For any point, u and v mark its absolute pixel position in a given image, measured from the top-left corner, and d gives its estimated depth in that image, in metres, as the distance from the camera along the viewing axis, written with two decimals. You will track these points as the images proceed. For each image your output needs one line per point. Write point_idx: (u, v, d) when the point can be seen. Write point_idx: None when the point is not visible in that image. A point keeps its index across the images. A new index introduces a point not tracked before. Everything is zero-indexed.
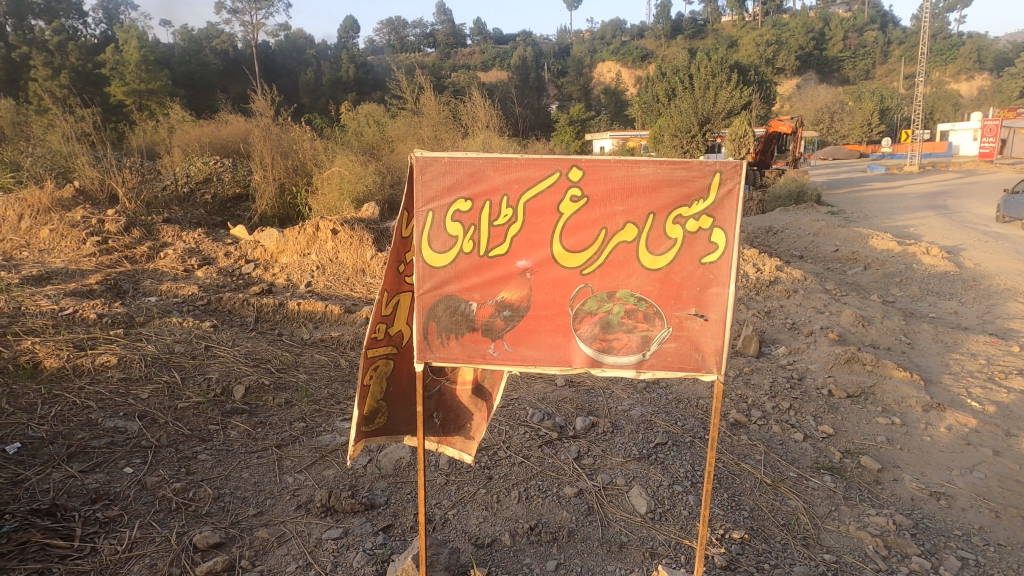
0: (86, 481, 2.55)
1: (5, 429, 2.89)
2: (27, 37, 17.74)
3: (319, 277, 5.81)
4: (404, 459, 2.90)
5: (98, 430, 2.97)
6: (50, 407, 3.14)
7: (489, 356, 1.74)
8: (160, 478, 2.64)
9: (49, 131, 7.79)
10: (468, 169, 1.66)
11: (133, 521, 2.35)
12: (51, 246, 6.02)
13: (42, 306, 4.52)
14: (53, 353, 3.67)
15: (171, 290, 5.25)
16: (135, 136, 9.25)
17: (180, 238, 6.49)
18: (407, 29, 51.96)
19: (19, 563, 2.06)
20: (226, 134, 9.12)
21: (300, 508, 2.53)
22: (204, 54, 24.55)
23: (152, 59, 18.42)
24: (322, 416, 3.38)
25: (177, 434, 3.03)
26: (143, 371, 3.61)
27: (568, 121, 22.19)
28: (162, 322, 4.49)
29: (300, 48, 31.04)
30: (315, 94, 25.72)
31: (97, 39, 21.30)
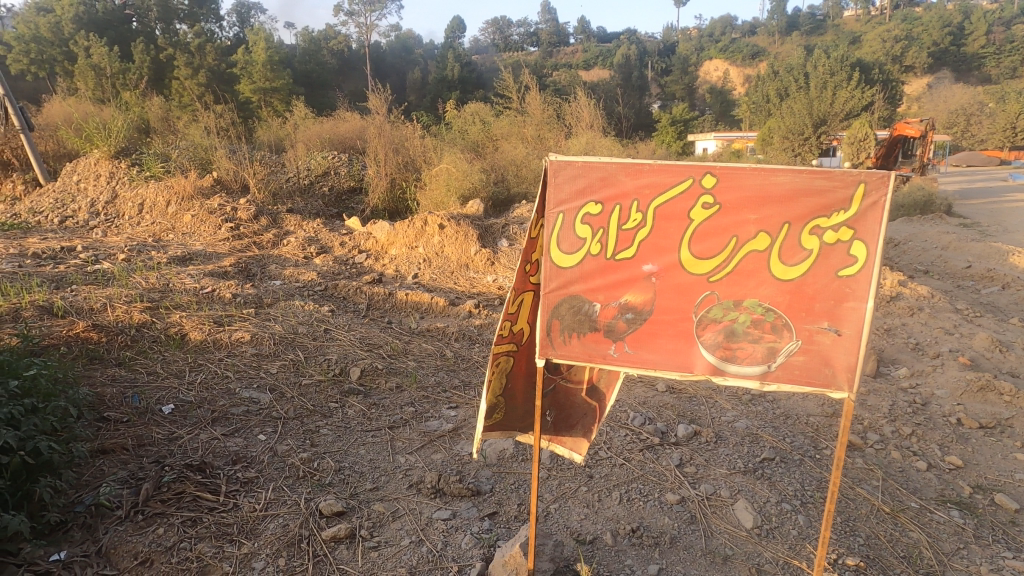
0: (228, 444, 2.85)
1: (160, 391, 3.27)
2: (173, 40, 19.68)
3: (425, 269, 6.06)
4: (508, 450, 3.00)
5: (236, 399, 3.29)
6: (196, 375, 3.53)
7: (609, 357, 1.78)
8: (289, 447, 2.88)
9: (193, 126, 8.61)
10: (600, 173, 1.70)
11: (267, 483, 2.59)
12: (192, 230, 6.70)
13: (187, 284, 5.03)
14: (197, 326, 4.09)
15: (293, 275, 5.67)
16: (263, 131, 10.02)
17: (301, 227, 6.98)
18: (512, 28, 52.61)
19: (176, 509, 2.34)
20: (344, 130, 9.70)
21: (412, 487, 2.69)
22: (322, 54, 26.16)
23: (276, 59, 19.89)
24: (430, 402, 3.55)
25: (302, 408, 3.29)
26: (273, 349, 3.94)
27: (671, 121, 21.67)
28: (286, 305, 4.86)
29: (409, 48, 32.26)
30: (421, 93, 26.81)
31: (230, 41, 23.26)
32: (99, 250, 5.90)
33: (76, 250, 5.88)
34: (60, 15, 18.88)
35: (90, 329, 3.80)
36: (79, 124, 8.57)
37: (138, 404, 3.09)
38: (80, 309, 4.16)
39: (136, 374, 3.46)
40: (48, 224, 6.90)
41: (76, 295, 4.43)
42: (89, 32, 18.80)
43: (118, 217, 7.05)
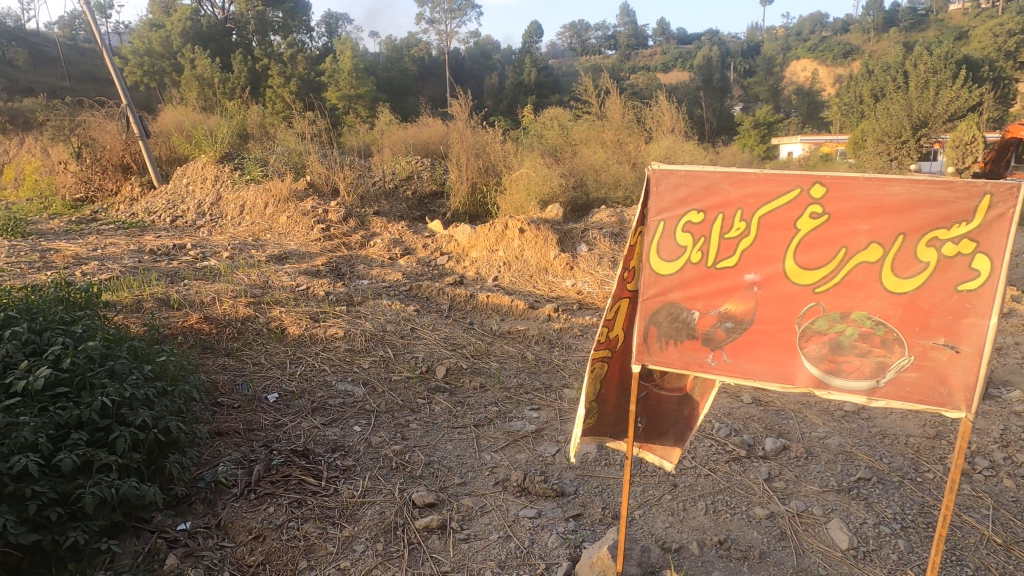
0: (327, 433, 3.03)
1: (266, 380, 3.52)
2: (268, 51, 20.91)
3: (505, 273, 6.14)
4: (591, 454, 3.03)
5: (333, 391, 3.49)
6: (296, 366, 3.77)
7: (706, 365, 1.79)
8: (382, 440, 3.03)
9: (289, 132, 9.12)
10: (703, 182, 1.71)
11: (364, 472, 2.74)
12: (287, 230, 7.12)
13: (284, 281, 5.36)
14: (296, 321, 4.36)
15: (380, 276, 5.92)
16: (352, 136, 10.48)
17: (386, 229, 7.26)
18: (589, 32, 52.30)
19: (283, 491, 2.52)
20: (427, 136, 9.99)
21: (498, 484, 2.76)
22: (403, 61, 27.02)
23: (362, 67, 20.74)
24: (513, 403, 3.63)
25: (393, 403, 3.45)
26: (364, 345, 4.15)
27: (753, 124, 21.02)
28: (374, 303, 5.08)
29: (487, 53, 32.73)
30: (498, 98, 27.32)
31: (319, 51, 24.47)
32: (206, 248, 6.37)
33: (186, 247, 6.37)
34: (170, 30, 20.44)
35: (202, 321, 4.13)
36: (189, 131, 9.27)
37: (247, 391, 3.34)
38: (193, 302, 4.53)
39: (244, 364, 3.73)
40: (162, 223, 7.52)
41: (189, 290, 4.82)
42: (195, 45, 20.28)
43: (222, 217, 7.59)
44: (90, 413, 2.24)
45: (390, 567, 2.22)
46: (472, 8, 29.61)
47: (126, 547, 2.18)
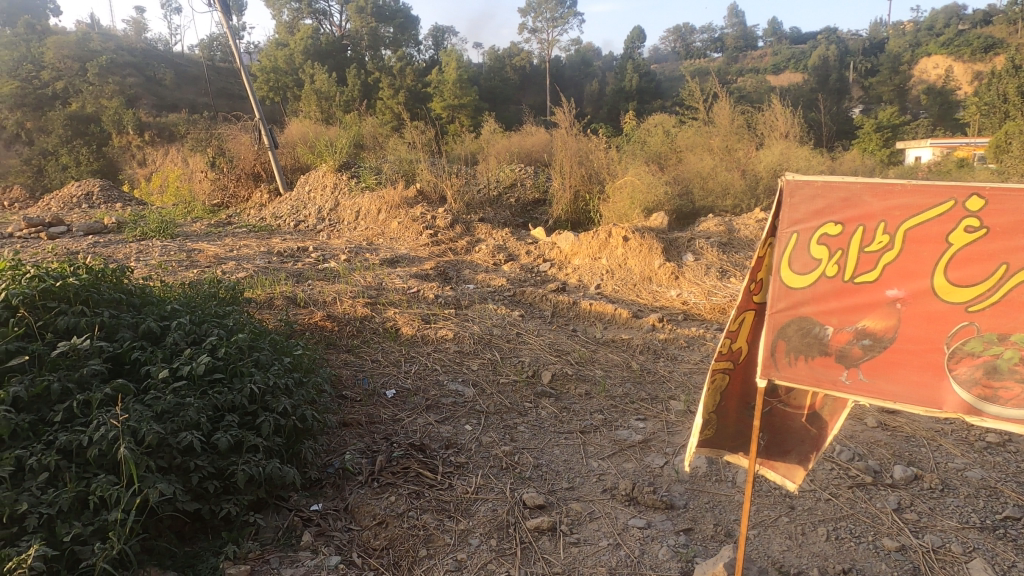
0: (440, 430, 3.18)
1: (384, 376, 3.75)
2: (380, 65, 22.15)
3: (607, 280, 6.03)
4: (700, 469, 2.96)
5: (445, 390, 3.65)
6: (411, 365, 3.97)
7: (840, 383, 1.72)
8: (492, 439, 3.14)
9: (400, 140, 9.56)
10: (842, 193, 1.67)
11: (476, 470, 2.85)
12: (398, 235, 7.49)
13: (396, 284, 5.64)
14: (409, 322, 4.58)
15: (485, 281, 6.05)
16: (458, 145, 10.82)
17: (491, 235, 7.42)
18: (695, 35, 50.76)
19: (403, 481, 2.68)
20: (531, 144, 10.15)
21: (606, 492, 2.78)
22: (506, 71, 27.61)
23: (466, 77, 21.39)
24: (618, 411, 3.60)
25: (502, 404, 3.55)
26: (472, 347, 4.28)
27: (875, 127, 19.60)
28: (481, 308, 5.21)
29: (588, 60, 32.71)
30: (598, 105, 27.42)
31: (426, 63, 25.56)
32: (326, 251, 6.84)
33: (308, 250, 6.85)
34: (294, 48, 22.15)
35: (325, 318, 4.45)
36: (312, 142, 9.96)
37: (367, 386, 3.56)
38: (317, 300, 4.87)
39: (363, 360, 3.99)
40: (288, 228, 8.16)
41: (312, 289, 5.19)
42: (315, 62, 21.85)
43: (340, 222, 8.12)
44: (240, 398, 2.49)
45: (504, 563, 2.30)
46: (574, 16, 29.65)
47: (268, 522, 2.40)
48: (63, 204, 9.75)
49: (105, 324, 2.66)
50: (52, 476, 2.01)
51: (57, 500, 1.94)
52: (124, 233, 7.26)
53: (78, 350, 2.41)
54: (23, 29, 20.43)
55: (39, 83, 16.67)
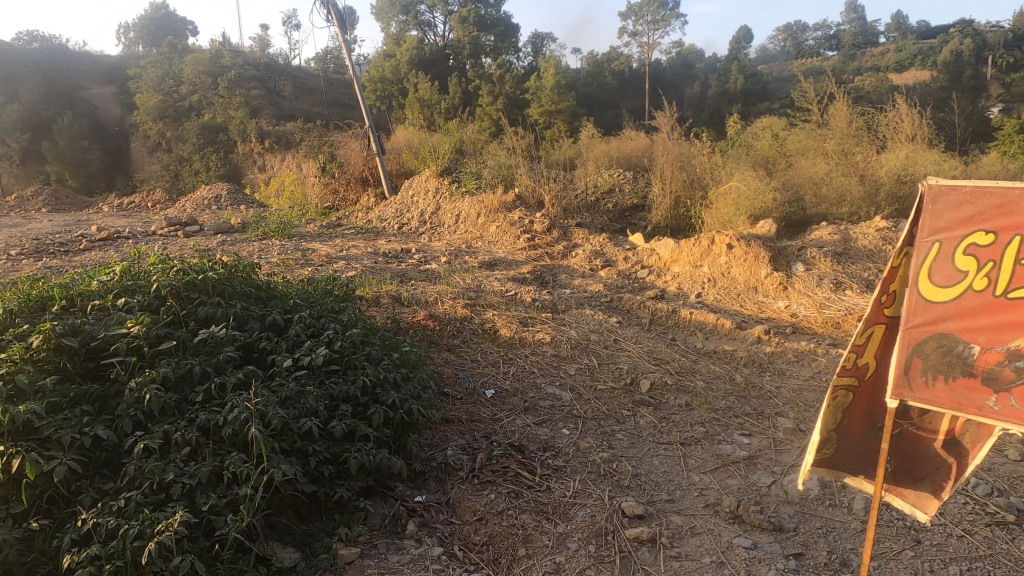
0: (539, 432, 3.21)
1: (483, 376, 3.82)
2: (481, 74, 22.70)
3: (709, 289, 5.69)
4: (812, 491, 2.79)
5: (543, 393, 3.66)
6: (509, 366, 4.01)
7: (986, 409, 1.57)
8: (590, 445, 3.13)
9: (499, 144, 9.64)
10: (996, 200, 1.55)
11: (574, 474, 2.86)
12: (497, 240, 7.57)
13: (495, 287, 5.66)
14: (507, 325, 4.60)
15: (582, 286, 5.87)
16: (556, 149, 10.78)
17: (588, 240, 7.23)
18: (807, 33, 47.95)
19: (503, 480, 2.75)
20: (630, 149, 9.96)
21: (709, 507, 2.68)
22: (604, 75, 27.40)
23: (564, 83, 21.39)
24: (721, 425, 3.44)
25: (599, 411, 3.51)
26: (569, 352, 4.22)
27: (1018, 127, 17.59)
28: (578, 312, 5.06)
29: (690, 62, 31.73)
30: (699, 108, 26.60)
31: (525, 70, 25.86)
32: (428, 253, 7.06)
33: (411, 252, 7.12)
34: (400, 59, 23.11)
35: (427, 318, 4.59)
36: (416, 148, 10.31)
37: (468, 385, 3.65)
38: (420, 301, 5.04)
39: (464, 360, 4.08)
40: (392, 230, 8.52)
41: (416, 289, 5.37)
42: (419, 71, 22.70)
43: (440, 225, 8.37)
44: (354, 389, 2.62)
45: (603, 570, 2.29)
46: (677, 17, 28.83)
47: (377, 509, 2.53)
48: (197, 206, 10.73)
49: (237, 315, 2.89)
50: (192, 450, 2.22)
51: (198, 472, 2.15)
52: (248, 233, 7.88)
53: (215, 338, 2.65)
54: (167, 49, 22.71)
55: (179, 96, 18.46)
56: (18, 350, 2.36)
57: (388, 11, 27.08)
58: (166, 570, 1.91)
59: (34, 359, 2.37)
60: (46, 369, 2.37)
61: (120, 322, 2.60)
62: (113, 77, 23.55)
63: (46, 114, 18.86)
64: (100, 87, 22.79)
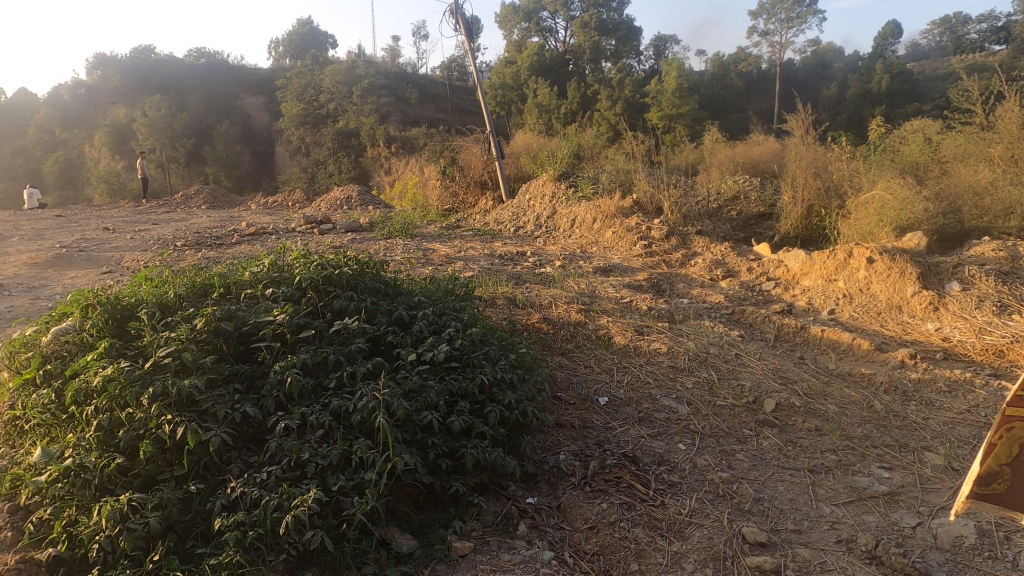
0: (653, 445, 3.13)
1: (597, 382, 3.75)
2: (600, 79, 22.62)
3: (844, 305, 5.18)
4: (965, 539, 2.49)
5: (658, 404, 3.53)
6: (623, 373, 3.90)
7: None
8: (708, 463, 3.00)
9: (617, 148, 9.44)
10: None
11: (690, 492, 2.77)
12: (611, 244, 7.38)
13: (609, 293, 5.44)
14: (622, 331, 4.43)
15: (701, 296, 5.38)
16: (677, 154, 10.39)
17: (709, 249, 6.80)
18: (969, 26, 43.02)
19: (615, 491, 2.72)
20: (758, 154, 9.40)
21: (840, 543, 2.49)
22: (729, 78, 26.25)
23: (686, 85, 20.70)
24: (856, 455, 3.15)
25: (718, 427, 3.33)
26: (687, 363, 3.99)
27: None
28: (697, 323, 4.71)
29: (827, 61, 29.53)
30: (835, 110, 24.73)
31: (646, 73, 25.36)
32: (542, 257, 7.07)
33: (526, 255, 7.18)
34: (521, 65, 23.49)
35: (542, 320, 4.56)
36: (534, 152, 10.39)
37: (581, 391, 3.62)
38: (534, 303, 5.04)
39: (576, 364, 4.02)
40: (508, 233, 8.64)
41: (530, 292, 5.39)
42: (539, 77, 22.96)
43: (556, 229, 8.35)
44: (472, 387, 2.69)
45: None
46: (814, 14, 26.98)
47: (490, 506, 2.59)
48: (330, 206, 11.54)
49: (367, 308, 3.06)
50: (325, 433, 2.38)
51: (330, 454, 2.30)
52: (375, 232, 8.34)
53: (348, 329, 2.81)
54: (310, 61, 24.68)
55: (319, 104, 19.99)
56: (185, 331, 2.65)
57: (511, 19, 27.68)
58: (299, 543, 2.09)
59: (196, 339, 2.66)
60: (205, 348, 2.64)
61: (268, 310, 2.85)
62: (264, 87, 25.96)
63: (208, 122, 21.20)
64: (252, 96, 25.25)
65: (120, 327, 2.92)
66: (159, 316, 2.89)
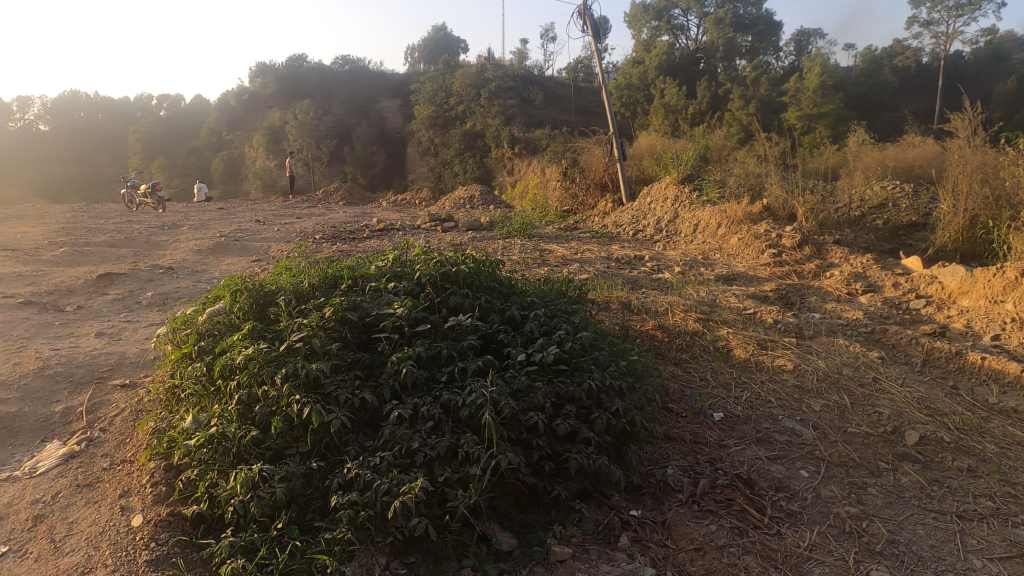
0: (772, 468, 2.93)
1: (712, 397, 3.56)
2: (733, 78, 22.01)
3: (1013, 331, 4.46)
4: None
5: (780, 425, 3.29)
6: (741, 390, 3.66)
7: None
8: (834, 495, 2.76)
9: (748, 150, 8.91)
10: None
11: (812, 524, 2.57)
12: (736, 252, 6.98)
13: (731, 303, 5.14)
14: (743, 345, 4.17)
15: (836, 311, 4.93)
16: (817, 157, 9.64)
17: (848, 260, 6.21)
18: None
19: (726, 513, 2.58)
20: (913, 157, 8.44)
21: None
22: (882, 73, 24.00)
23: (830, 83, 19.14)
24: (1018, 504, 2.74)
25: (849, 457, 3.04)
26: (815, 384, 3.66)
27: None
28: (829, 341, 4.32)
29: (1005, 53, 26.03)
30: (1011, 108, 21.78)
31: (784, 70, 23.87)
32: (661, 262, 6.85)
33: (645, 259, 7.00)
34: (649, 65, 23.04)
35: (656, 327, 4.40)
36: (658, 154, 10.12)
37: (694, 404, 3.46)
38: (650, 310, 4.89)
39: (691, 376, 3.84)
40: (627, 236, 8.48)
41: (647, 297, 5.24)
42: (667, 76, 22.36)
43: (677, 234, 8.05)
44: (579, 391, 2.65)
45: None
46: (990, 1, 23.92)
47: (592, 514, 2.56)
48: (454, 204, 12.00)
49: (481, 306, 3.12)
50: (435, 424, 2.46)
51: (438, 445, 2.37)
52: (494, 232, 8.54)
53: (462, 325, 2.89)
54: (443, 65, 25.79)
55: (448, 107, 20.84)
56: (316, 318, 2.86)
57: (641, 18, 27.28)
58: (405, 528, 2.18)
59: (325, 326, 2.86)
60: (333, 336, 2.83)
61: (389, 303, 3.00)
62: (400, 91, 27.54)
63: (349, 124, 22.89)
64: (388, 99, 26.80)
65: (262, 312, 3.20)
66: (295, 303, 3.15)
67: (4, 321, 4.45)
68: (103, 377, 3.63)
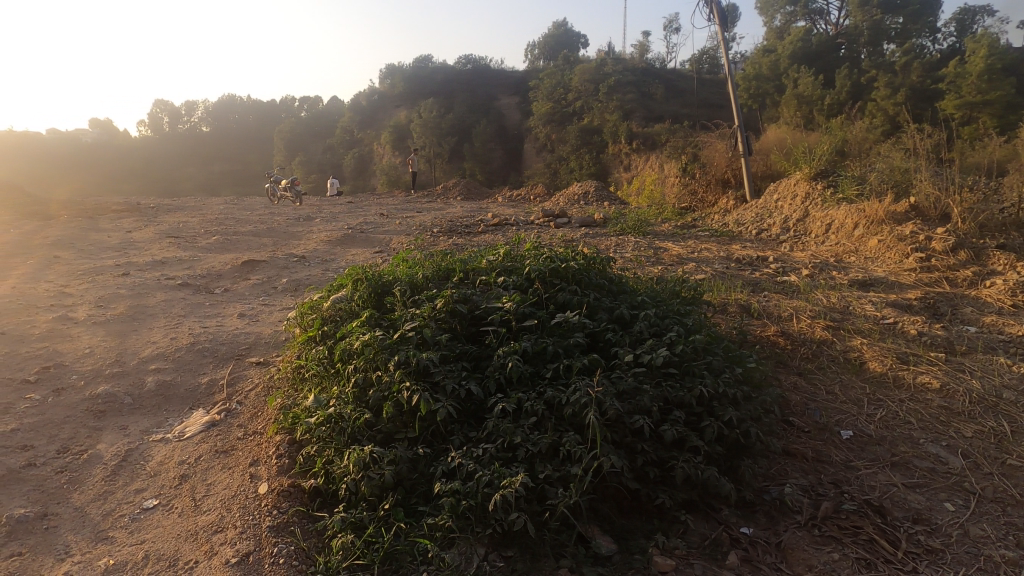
0: (908, 497, 2.63)
1: (840, 413, 3.26)
2: (879, 64, 20.13)
3: None
4: None
5: (920, 450, 2.94)
6: (875, 407, 3.31)
7: None
8: (984, 534, 2.43)
9: (894, 143, 8.06)
10: None
11: (956, 565, 2.29)
12: (876, 255, 6.34)
13: (868, 310, 4.67)
14: (879, 357, 3.75)
15: (996, 325, 4.32)
16: (980, 150, 8.54)
17: (1014, 268, 5.42)
18: None
19: (851, 542, 2.36)
20: None
21: None
22: None
23: (1000, 65, 16.82)
24: None
25: (1006, 493, 2.66)
26: (967, 407, 3.23)
27: None
28: (987, 359, 3.79)
29: None
30: None
31: (942, 53, 21.45)
32: (786, 263, 6.40)
33: (768, 259, 6.56)
34: (781, 53, 21.63)
35: (779, 333, 4.09)
36: (788, 148, 9.44)
37: (818, 419, 3.18)
38: (773, 314, 4.56)
39: (816, 389, 3.53)
40: (749, 236, 8.01)
41: (769, 301, 4.90)
42: (802, 65, 20.88)
43: (806, 234, 7.48)
44: (689, 397, 2.52)
45: None
46: None
47: (698, 526, 2.44)
48: (568, 200, 11.97)
49: (590, 303, 3.06)
50: (538, 420, 2.45)
51: (540, 441, 2.36)
52: (608, 228, 8.43)
53: (569, 322, 2.86)
54: (562, 61, 25.82)
55: (566, 103, 20.82)
56: (428, 309, 2.96)
57: (775, 4, 25.66)
58: (504, 521, 2.19)
59: (436, 317, 2.94)
60: (443, 326, 2.91)
61: (498, 297, 3.04)
62: (519, 87, 27.88)
63: (470, 121, 23.58)
64: (508, 96, 27.26)
65: (379, 301, 3.36)
66: (409, 294, 3.27)
67: (165, 300, 5.04)
68: (241, 354, 4.00)
